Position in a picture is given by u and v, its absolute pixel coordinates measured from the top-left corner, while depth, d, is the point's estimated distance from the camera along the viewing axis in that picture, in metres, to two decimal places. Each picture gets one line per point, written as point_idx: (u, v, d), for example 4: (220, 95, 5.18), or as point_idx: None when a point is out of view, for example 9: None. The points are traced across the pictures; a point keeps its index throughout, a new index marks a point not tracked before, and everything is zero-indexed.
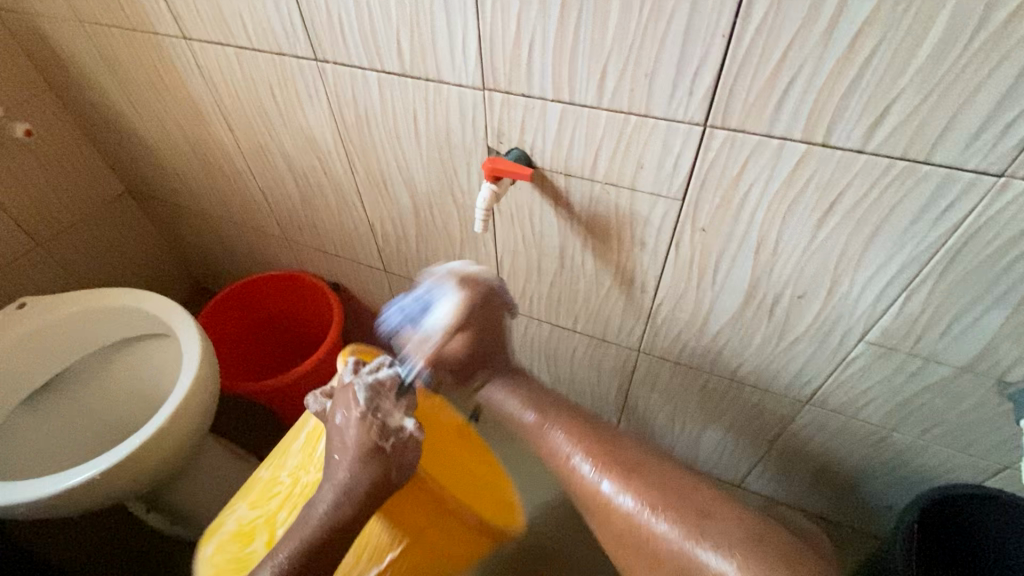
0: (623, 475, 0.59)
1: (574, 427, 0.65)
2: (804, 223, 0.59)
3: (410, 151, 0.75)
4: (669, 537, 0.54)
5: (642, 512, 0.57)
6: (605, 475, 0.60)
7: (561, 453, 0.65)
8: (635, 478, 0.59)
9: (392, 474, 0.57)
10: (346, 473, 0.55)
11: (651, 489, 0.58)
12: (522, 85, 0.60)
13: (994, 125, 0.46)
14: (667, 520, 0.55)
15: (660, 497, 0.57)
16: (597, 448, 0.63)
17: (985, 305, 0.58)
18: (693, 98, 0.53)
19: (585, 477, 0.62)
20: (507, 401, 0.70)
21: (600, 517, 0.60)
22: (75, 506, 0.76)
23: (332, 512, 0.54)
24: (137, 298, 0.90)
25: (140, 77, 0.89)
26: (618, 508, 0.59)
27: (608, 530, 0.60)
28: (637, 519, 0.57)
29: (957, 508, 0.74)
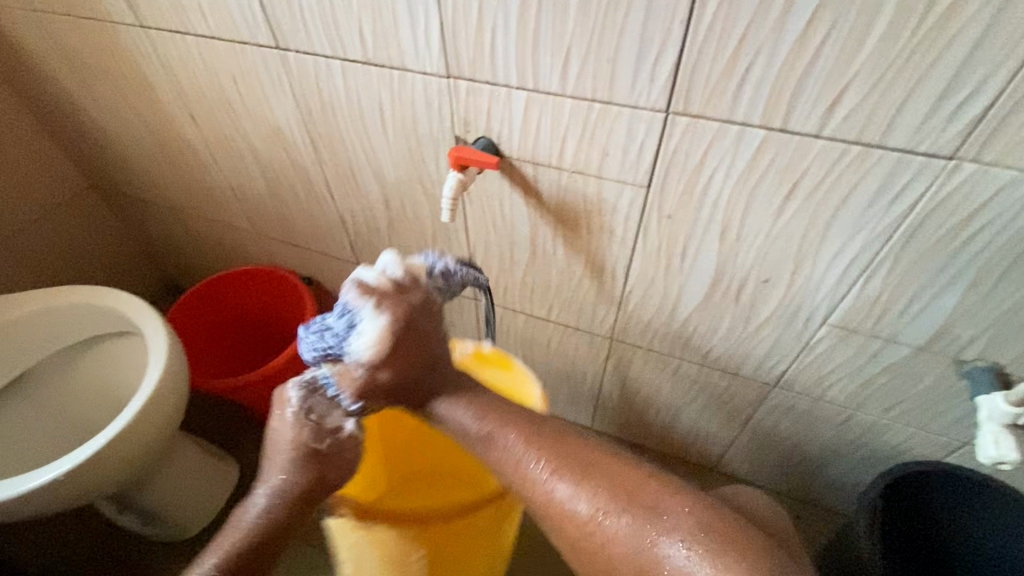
0: (577, 474, 0.47)
1: (524, 425, 0.52)
2: (766, 208, 0.60)
3: (377, 141, 0.74)
4: (631, 542, 0.44)
5: (598, 515, 0.45)
6: (555, 472, 0.48)
7: (507, 460, 0.50)
8: (590, 479, 0.47)
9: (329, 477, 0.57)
10: (280, 479, 0.55)
11: (604, 489, 0.46)
12: (486, 72, 0.60)
13: (942, 109, 0.47)
14: (625, 515, 0.44)
15: (619, 498, 0.45)
16: (548, 449, 0.49)
17: (940, 285, 0.60)
18: (655, 84, 0.54)
19: (537, 479, 0.48)
20: (455, 412, 0.54)
21: (555, 533, 0.48)
22: (37, 509, 0.73)
23: (266, 511, 0.54)
24: (100, 295, 0.88)
25: (99, 69, 0.86)
26: (574, 515, 0.47)
27: (566, 543, 0.48)
28: (601, 527, 0.45)
29: (918, 484, 0.77)
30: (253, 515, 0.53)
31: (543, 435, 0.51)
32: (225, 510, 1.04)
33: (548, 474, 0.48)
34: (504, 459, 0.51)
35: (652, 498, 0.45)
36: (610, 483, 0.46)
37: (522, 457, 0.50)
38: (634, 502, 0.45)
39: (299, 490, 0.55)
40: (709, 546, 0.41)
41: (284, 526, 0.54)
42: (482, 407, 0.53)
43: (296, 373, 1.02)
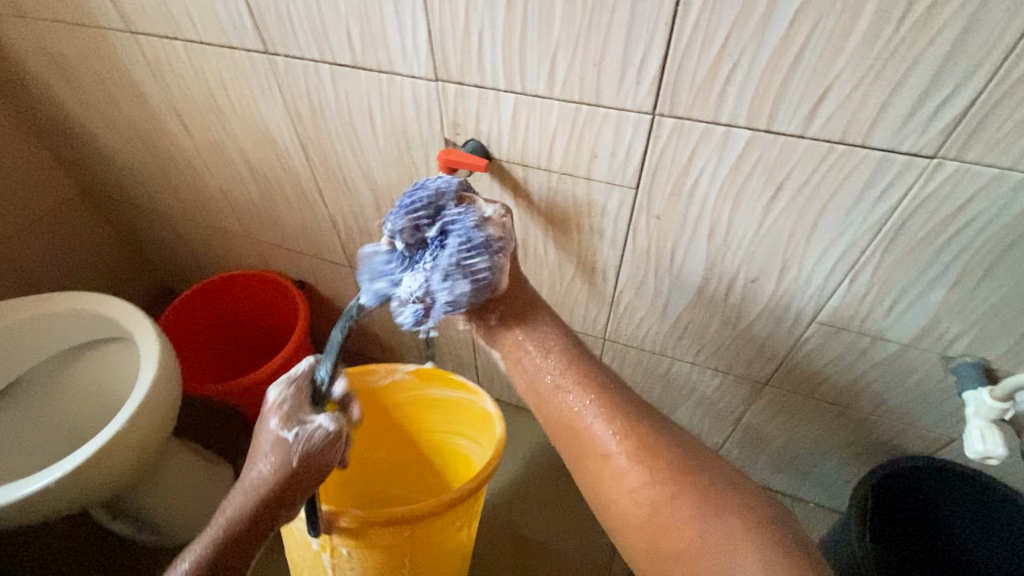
0: (637, 445, 0.48)
1: (593, 384, 0.52)
2: (753, 208, 0.60)
3: (367, 144, 0.74)
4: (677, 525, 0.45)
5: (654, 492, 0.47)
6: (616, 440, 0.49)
7: (573, 413, 0.51)
8: (648, 452, 0.48)
9: (297, 466, 0.53)
10: (261, 466, 0.53)
11: (664, 463, 0.47)
12: (474, 76, 0.60)
13: (923, 109, 0.48)
14: (682, 500, 0.46)
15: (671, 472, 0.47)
16: (620, 409, 0.50)
17: (925, 282, 0.60)
18: (641, 86, 0.54)
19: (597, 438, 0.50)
20: (529, 358, 0.54)
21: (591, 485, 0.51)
22: (31, 516, 0.73)
23: (242, 506, 0.52)
24: (93, 302, 0.88)
25: (87, 74, 0.86)
26: (631, 492, 0.48)
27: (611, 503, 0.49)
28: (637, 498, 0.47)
29: (908, 478, 0.77)
30: (233, 506, 0.52)
31: (614, 395, 0.51)
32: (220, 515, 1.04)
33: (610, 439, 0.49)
34: (571, 410, 0.51)
35: (703, 481, 0.47)
36: (661, 459, 0.48)
37: (580, 405, 0.51)
38: (683, 484, 0.46)
39: (273, 484, 0.52)
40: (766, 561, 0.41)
41: (261, 517, 0.52)
42: (565, 363, 0.53)
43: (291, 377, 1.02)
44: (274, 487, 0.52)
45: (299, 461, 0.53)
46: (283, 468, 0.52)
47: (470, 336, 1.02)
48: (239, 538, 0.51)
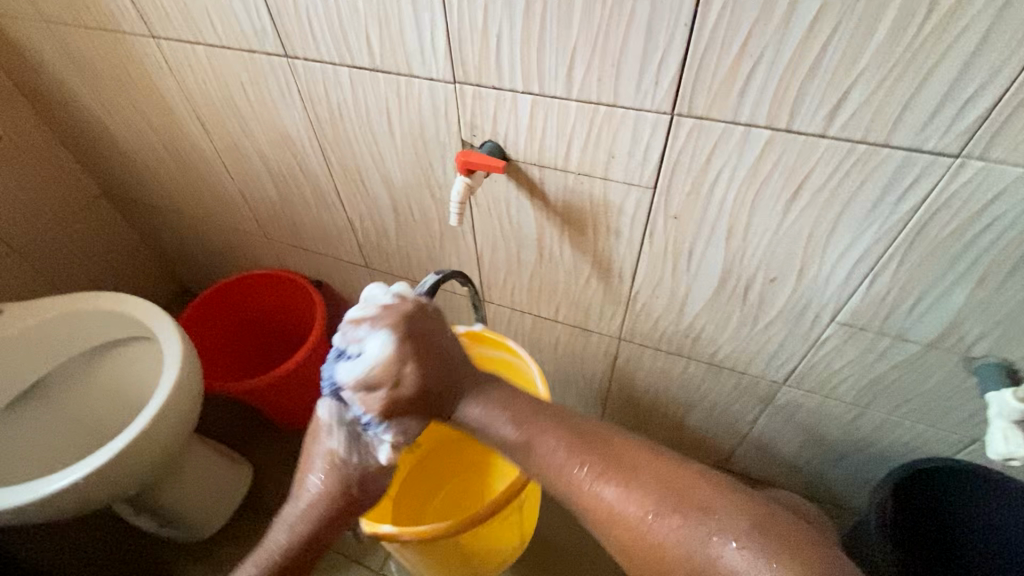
0: (618, 478, 0.48)
1: (550, 427, 0.52)
2: (773, 207, 0.60)
3: (384, 145, 0.75)
4: (675, 541, 0.45)
5: (645, 516, 0.46)
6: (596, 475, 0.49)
7: (552, 464, 0.51)
8: (635, 480, 0.48)
9: (354, 490, 0.59)
10: (310, 489, 0.59)
11: (650, 484, 0.47)
12: (492, 77, 0.60)
13: (947, 107, 0.47)
14: (671, 518, 0.45)
15: (663, 490, 0.47)
16: (590, 453, 0.50)
17: (948, 282, 0.60)
18: (660, 86, 0.54)
19: (578, 480, 0.49)
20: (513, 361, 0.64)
21: (602, 527, 0.49)
22: (59, 511, 0.75)
23: (293, 534, 0.58)
24: (117, 301, 0.90)
25: (110, 78, 0.88)
26: (623, 518, 0.47)
27: (615, 545, 0.48)
28: (635, 518, 0.47)
29: (930, 480, 0.76)
30: (281, 539, 0.58)
31: (580, 430, 0.52)
32: (242, 512, 1.06)
33: (592, 477, 0.49)
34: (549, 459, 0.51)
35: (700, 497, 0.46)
36: (657, 487, 0.47)
37: (568, 465, 0.50)
38: (683, 502, 0.46)
39: (328, 507, 0.59)
40: (762, 547, 0.42)
41: (315, 539, 0.59)
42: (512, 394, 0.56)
43: (309, 376, 1.04)
44: (325, 513, 0.59)
45: (356, 487, 0.59)
46: (336, 492, 0.59)
47: None
48: (298, 557, 0.58)
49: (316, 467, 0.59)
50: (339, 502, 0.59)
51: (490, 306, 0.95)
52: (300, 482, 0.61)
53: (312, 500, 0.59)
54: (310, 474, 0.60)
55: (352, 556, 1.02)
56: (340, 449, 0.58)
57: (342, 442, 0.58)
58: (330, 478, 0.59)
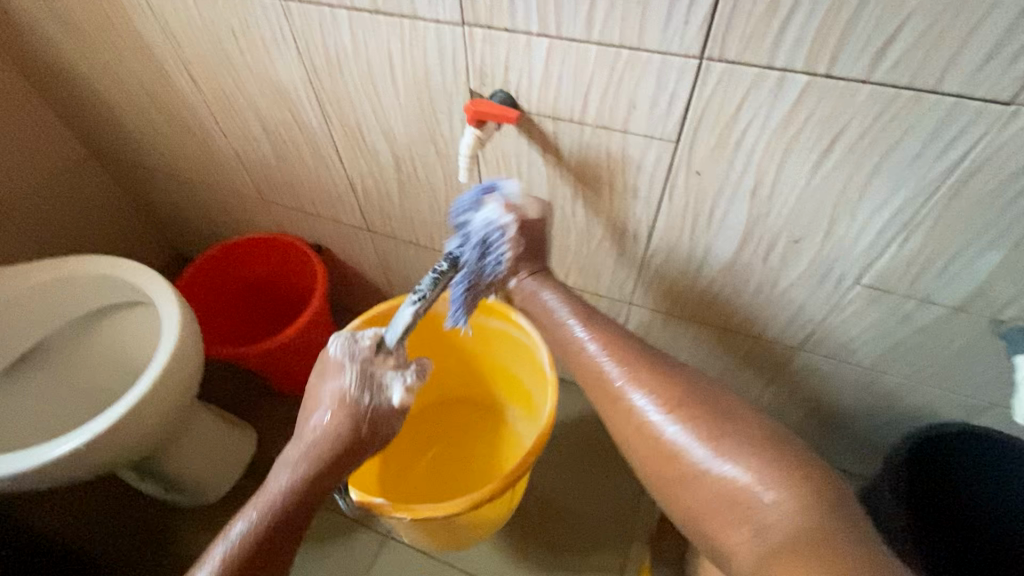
0: (646, 380, 0.56)
1: (599, 328, 0.63)
2: (803, 163, 0.57)
3: (386, 97, 0.70)
4: (682, 442, 0.51)
5: (664, 418, 0.53)
6: (660, 404, 0.54)
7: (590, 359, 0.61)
8: (663, 384, 0.55)
9: (364, 431, 0.59)
10: (316, 431, 0.59)
11: (676, 395, 0.54)
12: (505, 19, 0.55)
13: (1008, 46, 0.43)
14: (691, 425, 0.51)
15: (684, 403, 0.53)
16: (625, 352, 0.59)
17: (984, 242, 0.57)
18: (689, 27, 0.50)
19: (612, 379, 0.58)
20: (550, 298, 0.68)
21: (621, 421, 0.57)
22: (61, 477, 0.74)
23: (293, 479, 0.57)
24: (110, 265, 0.86)
25: (90, 28, 0.82)
26: (641, 412, 0.55)
27: (635, 438, 0.55)
28: (653, 421, 0.53)
29: (948, 444, 0.75)
30: (284, 485, 0.56)
31: (609, 334, 0.62)
32: (246, 480, 1.05)
33: (622, 375, 0.58)
34: (577, 348, 0.64)
35: (714, 414, 0.52)
36: (683, 395, 0.54)
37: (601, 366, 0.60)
38: (702, 413, 0.52)
39: (334, 452, 0.58)
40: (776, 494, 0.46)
41: (310, 496, 0.57)
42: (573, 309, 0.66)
43: (312, 341, 1.02)
44: (328, 459, 0.58)
45: (366, 427, 0.60)
46: (344, 436, 0.59)
47: None
48: (290, 518, 0.56)
49: (323, 409, 0.60)
50: (347, 446, 0.59)
51: None
52: (303, 425, 0.61)
53: (315, 440, 0.59)
54: (313, 416, 0.60)
55: (359, 519, 1.02)
56: (351, 387, 0.59)
57: (354, 380, 0.60)
58: (340, 420, 0.59)
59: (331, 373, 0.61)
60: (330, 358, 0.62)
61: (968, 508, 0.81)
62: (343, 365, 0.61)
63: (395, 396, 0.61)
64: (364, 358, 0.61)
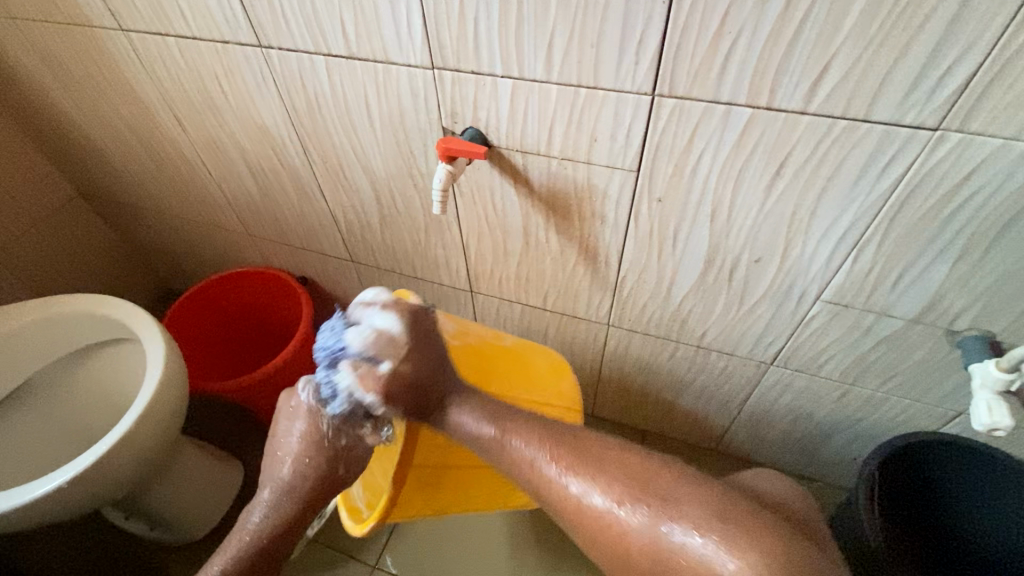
0: (588, 470, 0.49)
1: (528, 429, 0.54)
2: (756, 187, 0.60)
3: (364, 135, 0.74)
4: (645, 531, 0.45)
5: (614, 506, 0.47)
6: (615, 499, 0.47)
7: (518, 457, 0.52)
8: (602, 474, 0.49)
9: (341, 471, 0.61)
10: (289, 470, 0.60)
11: (619, 481, 0.48)
12: (471, 62, 0.59)
13: (926, 79, 0.47)
14: (643, 509, 0.46)
15: (631, 486, 0.47)
16: (559, 446, 0.52)
17: (930, 257, 0.60)
18: (640, 66, 0.54)
19: (552, 480, 0.50)
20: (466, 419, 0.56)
21: (568, 518, 0.50)
22: (47, 515, 0.74)
23: (270, 516, 0.60)
24: (98, 303, 0.88)
25: (81, 75, 0.85)
26: (590, 508, 0.48)
27: (573, 521, 0.50)
28: (604, 510, 0.48)
29: (917, 455, 0.77)
30: (260, 522, 0.60)
31: (548, 431, 0.53)
32: (232, 514, 1.05)
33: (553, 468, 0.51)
34: (515, 457, 0.53)
35: (663, 486, 0.47)
36: (622, 475, 0.49)
37: (530, 459, 0.52)
38: (646, 490, 0.47)
39: (309, 493, 0.61)
40: None
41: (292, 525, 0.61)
42: (495, 415, 0.56)
43: (299, 371, 1.03)
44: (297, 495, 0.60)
45: (343, 469, 0.61)
46: (322, 474, 0.60)
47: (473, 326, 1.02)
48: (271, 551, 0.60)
49: (291, 452, 0.61)
50: (323, 485, 0.61)
51: (479, 297, 0.94)
52: (281, 451, 0.62)
53: (293, 482, 0.60)
54: (287, 458, 0.61)
55: (347, 551, 1.02)
56: (326, 431, 0.59)
57: (332, 422, 0.59)
58: (317, 461, 0.60)
59: (301, 417, 0.61)
60: (301, 402, 0.61)
61: (949, 516, 0.82)
62: (315, 408, 0.60)
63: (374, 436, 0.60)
64: (327, 397, 0.59)
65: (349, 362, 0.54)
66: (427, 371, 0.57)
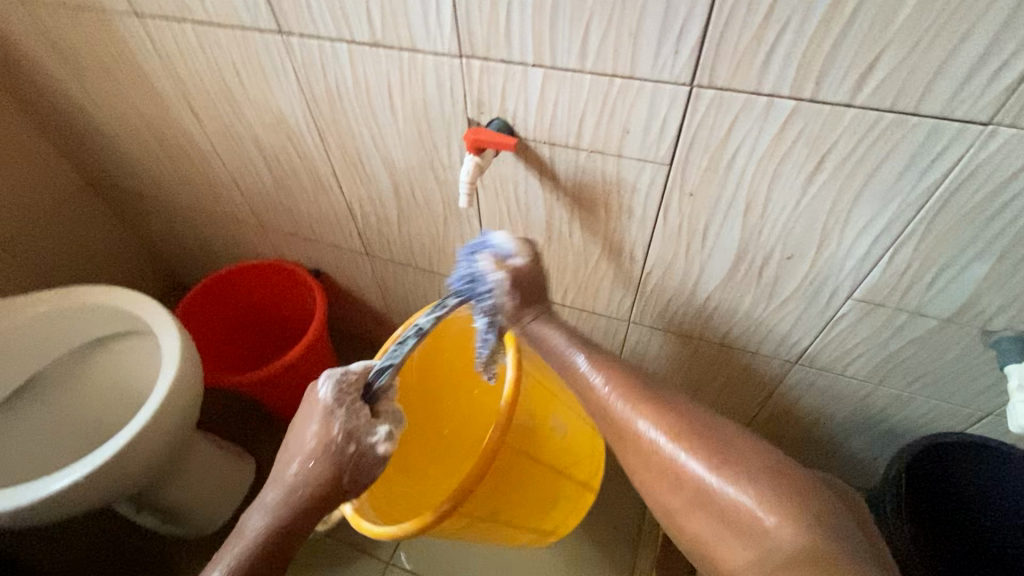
0: (650, 403, 0.54)
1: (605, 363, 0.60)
2: (793, 182, 0.58)
3: (385, 125, 0.72)
4: (692, 473, 0.49)
5: (668, 443, 0.51)
6: (673, 437, 0.51)
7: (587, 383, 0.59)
8: (667, 410, 0.54)
9: (344, 479, 0.60)
10: (294, 474, 0.59)
11: (681, 419, 0.52)
12: (501, 50, 0.58)
13: (981, 72, 0.45)
14: (696, 453, 0.49)
15: (689, 429, 0.51)
16: (628, 380, 0.57)
17: (970, 256, 0.59)
18: (679, 57, 0.52)
19: (617, 410, 0.56)
20: (556, 337, 0.62)
21: (625, 446, 0.55)
22: (62, 510, 0.73)
23: (271, 520, 0.57)
24: (110, 295, 0.86)
25: (93, 63, 0.83)
26: (646, 440, 0.53)
27: (626, 447, 0.55)
28: (664, 449, 0.51)
29: (946, 454, 0.76)
30: (260, 526, 0.57)
31: (618, 372, 0.58)
32: (245, 508, 1.04)
33: (631, 412, 0.55)
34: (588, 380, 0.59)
35: (720, 437, 0.50)
36: (686, 416, 0.53)
37: (599, 386, 0.58)
38: (704, 436, 0.51)
39: (312, 502, 0.59)
40: None
41: (292, 533, 0.57)
42: (585, 344, 0.62)
43: (312, 365, 1.02)
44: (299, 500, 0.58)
45: (347, 476, 0.61)
46: (328, 479, 0.59)
47: None
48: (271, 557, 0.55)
49: (302, 452, 0.60)
50: (329, 491, 0.59)
51: None
52: (280, 470, 0.60)
53: (296, 483, 0.59)
54: (294, 459, 0.60)
55: (360, 547, 1.01)
56: (337, 435, 0.60)
57: (343, 420, 0.61)
58: (323, 465, 0.59)
59: (316, 417, 0.62)
60: (317, 403, 0.63)
61: (974, 515, 0.81)
62: (330, 407, 0.62)
63: (381, 443, 0.62)
64: (352, 385, 0.65)
65: (488, 259, 0.60)
66: (536, 285, 0.62)
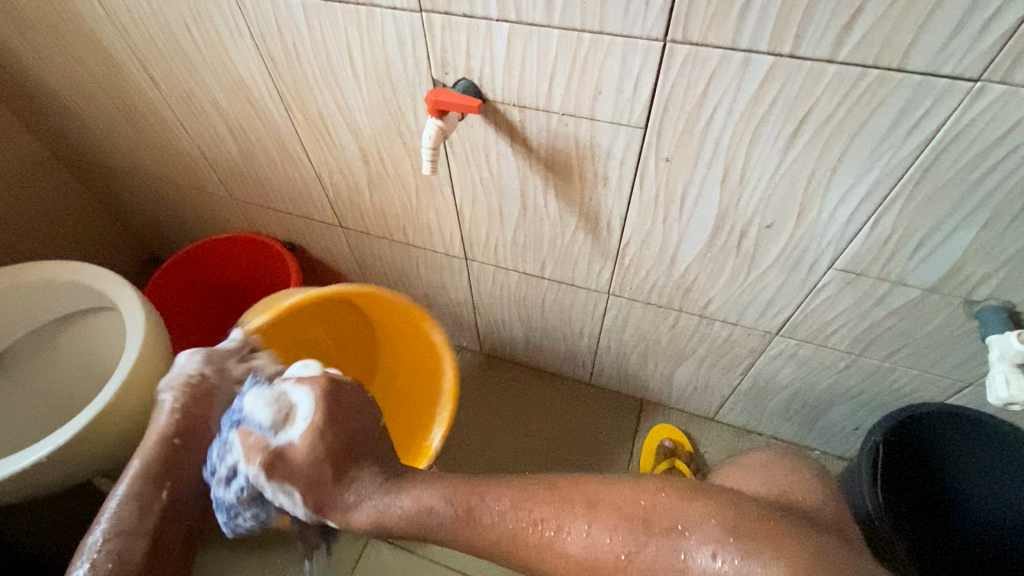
0: (585, 512, 0.48)
1: (499, 488, 0.51)
2: (771, 146, 0.56)
3: (348, 87, 0.68)
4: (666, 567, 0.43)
5: (618, 549, 0.45)
6: (627, 550, 0.45)
7: (500, 514, 0.50)
8: (598, 515, 0.47)
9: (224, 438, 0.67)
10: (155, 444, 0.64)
11: (618, 523, 0.46)
12: (462, 4, 0.53)
13: (971, 23, 0.42)
14: (652, 546, 0.44)
15: (631, 527, 0.46)
16: (541, 496, 0.50)
17: (955, 222, 0.56)
18: (651, 9, 0.48)
19: (538, 534, 0.48)
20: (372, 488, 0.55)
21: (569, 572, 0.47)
22: (29, 489, 0.71)
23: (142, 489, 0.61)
24: (71, 271, 0.83)
25: (40, 23, 0.78)
26: (592, 557, 0.46)
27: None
28: (622, 562, 0.45)
29: (923, 428, 0.76)
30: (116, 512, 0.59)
31: (520, 481, 0.52)
32: None
33: (551, 524, 0.48)
34: (489, 523, 0.50)
35: (674, 517, 0.46)
36: (622, 516, 0.47)
37: (531, 522, 0.48)
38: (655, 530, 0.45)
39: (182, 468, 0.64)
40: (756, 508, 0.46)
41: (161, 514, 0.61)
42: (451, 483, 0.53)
43: None
44: (169, 457, 0.63)
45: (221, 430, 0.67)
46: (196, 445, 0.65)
47: (470, 293, 0.99)
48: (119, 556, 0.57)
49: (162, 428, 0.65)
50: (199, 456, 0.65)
51: (473, 264, 0.90)
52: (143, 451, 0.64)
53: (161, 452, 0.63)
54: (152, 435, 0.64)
55: None
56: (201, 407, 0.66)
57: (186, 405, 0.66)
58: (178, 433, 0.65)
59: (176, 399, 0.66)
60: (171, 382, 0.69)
61: (949, 490, 0.81)
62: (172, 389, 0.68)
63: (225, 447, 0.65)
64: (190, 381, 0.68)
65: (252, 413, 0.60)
66: (350, 438, 0.58)
